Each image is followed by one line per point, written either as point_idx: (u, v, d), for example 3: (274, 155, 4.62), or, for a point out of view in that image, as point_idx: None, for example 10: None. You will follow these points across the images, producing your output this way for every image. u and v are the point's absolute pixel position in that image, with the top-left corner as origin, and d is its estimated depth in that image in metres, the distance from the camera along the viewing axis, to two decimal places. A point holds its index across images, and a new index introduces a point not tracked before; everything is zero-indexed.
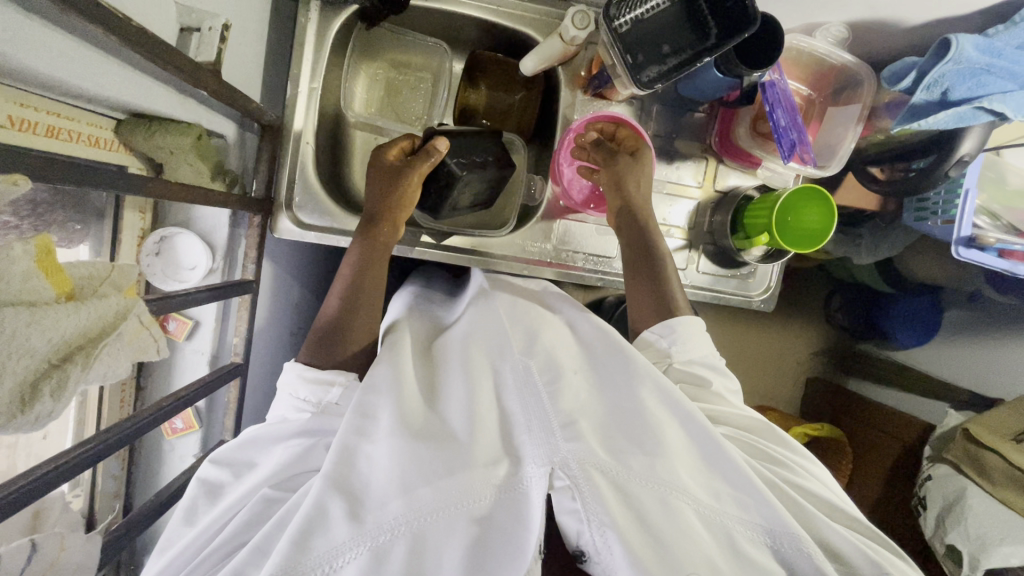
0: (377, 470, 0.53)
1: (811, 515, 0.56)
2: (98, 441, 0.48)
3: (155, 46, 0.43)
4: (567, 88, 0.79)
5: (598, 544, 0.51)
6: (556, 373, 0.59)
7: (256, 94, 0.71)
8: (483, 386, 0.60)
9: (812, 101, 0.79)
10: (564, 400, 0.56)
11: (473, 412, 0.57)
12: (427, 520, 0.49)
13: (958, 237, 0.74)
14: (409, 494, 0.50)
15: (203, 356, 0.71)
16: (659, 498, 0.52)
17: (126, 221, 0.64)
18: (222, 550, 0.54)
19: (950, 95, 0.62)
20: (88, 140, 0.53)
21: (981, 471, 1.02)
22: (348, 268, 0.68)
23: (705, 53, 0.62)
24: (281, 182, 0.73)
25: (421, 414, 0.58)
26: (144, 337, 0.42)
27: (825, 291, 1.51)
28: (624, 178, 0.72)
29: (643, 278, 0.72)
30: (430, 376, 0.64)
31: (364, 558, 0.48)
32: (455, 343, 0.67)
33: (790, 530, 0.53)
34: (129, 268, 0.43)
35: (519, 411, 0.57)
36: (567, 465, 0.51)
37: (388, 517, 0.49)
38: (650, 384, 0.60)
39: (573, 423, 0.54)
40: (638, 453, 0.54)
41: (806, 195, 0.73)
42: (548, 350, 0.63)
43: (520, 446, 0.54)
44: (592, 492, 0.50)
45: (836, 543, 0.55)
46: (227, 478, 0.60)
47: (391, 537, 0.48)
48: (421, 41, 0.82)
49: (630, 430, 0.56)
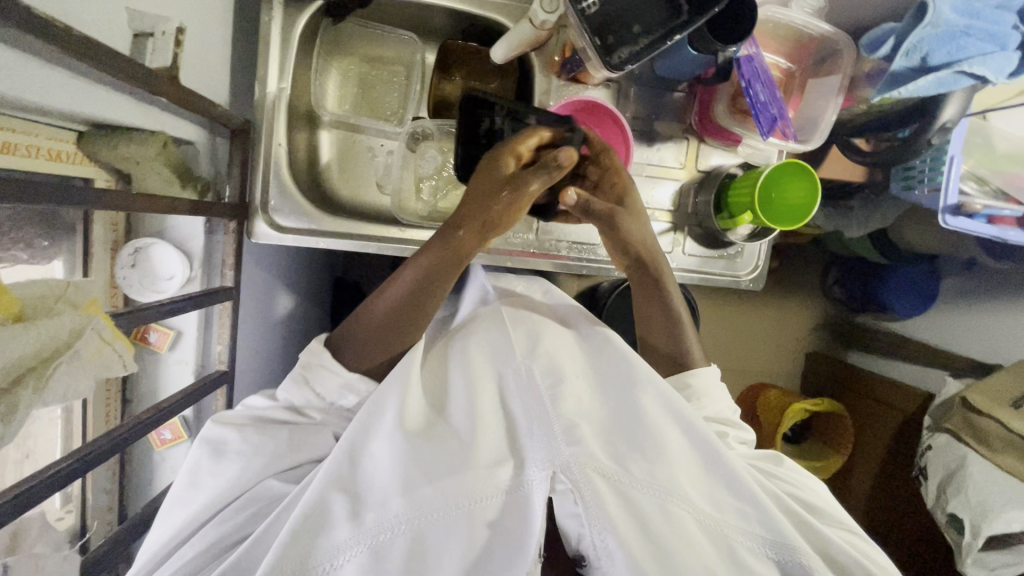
0: (378, 472, 0.55)
1: (807, 519, 0.58)
2: (65, 463, 0.46)
3: (98, 54, 0.42)
4: (542, 74, 0.77)
5: (599, 545, 0.55)
6: (558, 378, 0.61)
7: (224, 97, 0.70)
8: (488, 396, 0.61)
9: (792, 75, 0.77)
10: (565, 404, 0.58)
11: (478, 418, 0.59)
12: (427, 519, 0.52)
13: (946, 205, 0.73)
14: (413, 492, 0.53)
15: (188, 366, 0.71)
16: (657, 501, 0.54)
17: (96, 234, 0.62)
18: (221, 544, 0.57)
19: (928, 61, 0.61)
20: (49, 154, 0.52)
21: (980, 438, 1.02)
22: (404, 281, 0.63)
23: (675, 32, 0.60)
24: (255, 185, 0.72)
25: (422, 418, 0.60)
26: (107, 353, 0.42)
27: (822, 266, 1.49)
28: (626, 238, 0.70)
29: (656, 319, 0.73)
30: (435, 381, 0.65)
31: (365, 555, 0.51)
32: (456, 347, 0.67)
33: (786, 539, 0.55)
34: (88, 285, 0.42)
35: (522, 415, 0.59)
36: (568, 470, 0.54)
37: (391, 514, 0.52)
38: (653, 390, 0.60)
39: (574, 428, 0.56)
40: (637, 458, 0.56)
41: (789, 171, 0.71)
42: (550, 354, 0.64)
43: (522, 448, 0.57)
44: (592, 496, 0.53)
45: (829, 547, 0.57)
46: (231, 437, 0.60)
47: (391, 535, 0.51)
48: (391, 35, 0.80)
49: (632, 435, 0.58)
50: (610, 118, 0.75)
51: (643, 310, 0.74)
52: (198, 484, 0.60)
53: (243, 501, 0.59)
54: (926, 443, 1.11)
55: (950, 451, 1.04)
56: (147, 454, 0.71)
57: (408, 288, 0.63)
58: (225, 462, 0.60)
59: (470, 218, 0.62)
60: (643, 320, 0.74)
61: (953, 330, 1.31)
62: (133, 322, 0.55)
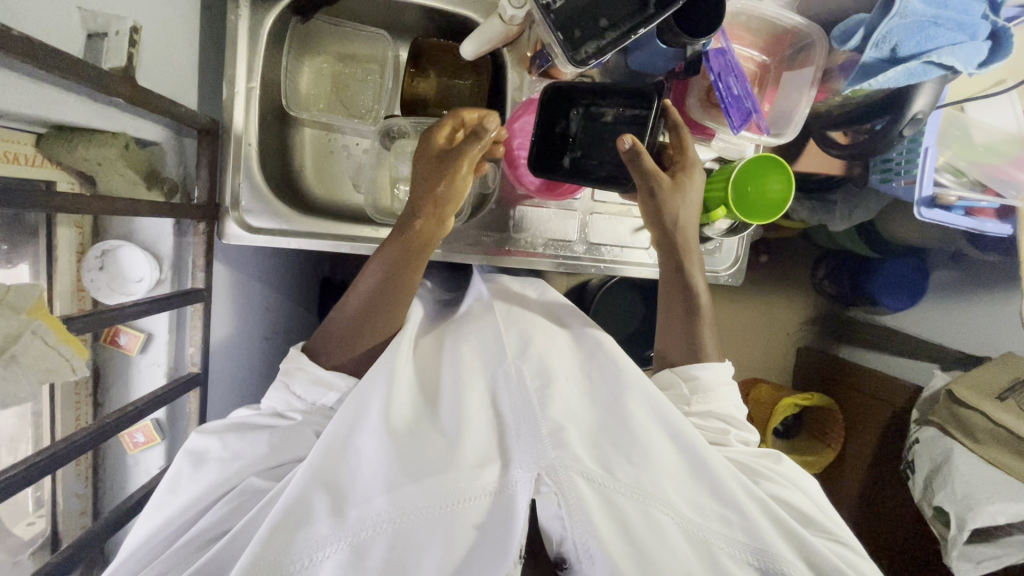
0: (364, 466, 0.54)
1: (795, 530, 0.55)
2: (19, 468, 0.46)
3: (39, 54, 0.41)
4: (515, 70, 0.77)
5: (580, 550, 0.51)
6: (547, 381, 0.61)
7: (192, 98, 0.69)
8: (476, 401, 0.61)
9: (767, 67, 0.77)
10: (553, 406, 0.58)
11: (466, 420, 0.58)
12: (410, 519, 0.50)
13: (921, 198, 0.73)
14: (395, 490, 0.51)
15: (159, 369, 0.70)
16: (642, 508, 0.53)
17: (60, 239, 0.61)
18: (196, 544, 0.55)
19: (898, 52, 0.60)
20: (8, 157, 0.51)
21: (965, 431, 1.01)
22: (371, 276, 0.64)
23: (642, 25, 0.60)
24: (225, 186, 0.71)
25: (409, 417, 0.59)
26: (52, 357, 0.42)
27: (812, 260, 1.49)
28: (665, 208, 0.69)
29: (677, 303, 0.72)
30: (429, 385, 0.65)
31: (343, 553, 0.48)
32: (449, 346, 0.69)
33: (772, 550, 0.52)
34: (28, 288, 0.42)
35: (511, 418, 0.58)
36: (553, 471, 0.52)
37: (372, 513, 0.50)
38: (639, 396, 0.61)
39: (561, 430, 0.55)
40: (622, 461, 0.55)
41: (760, 164, 0.70)
42: (540, 357, 0.65)
43: (510, 451, 0.56)
44: (576, 500, 0.51)
45: (817, 558, 0.54)
46: (213, 445, 0.60)
47: (372, 534, 0.49)
48: (363, 32, 0.81)
49: (618, 439, 0.57)
50: None
51: (666, 290, 0.74)
52: (181, 487, 0.59)
53: (223, 500, 0.57)
54: (914, 436, 1.10)
55: (937, 445, 1.04)
56: (120, 458, 0.71)
57: (374, 284, 0.64)
58: (202, 471, 0.59)
59: (422, 205, 0.65)
60: (665, 300, 0.74)
61: (942, 324, 1.30)
62: (94, 326, 0.54)
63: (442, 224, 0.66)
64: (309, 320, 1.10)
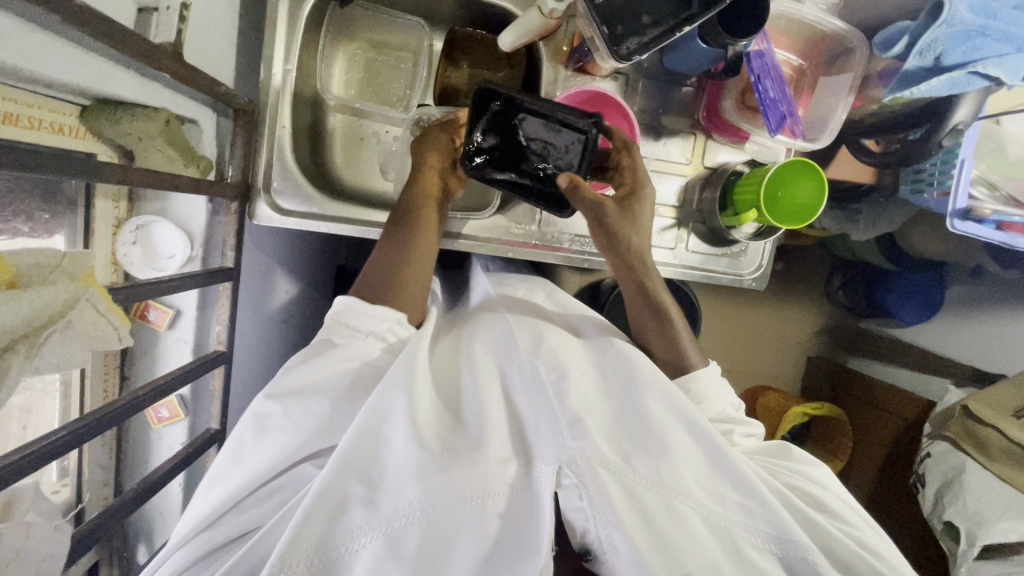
0: (392, 455, 0.53)
1: (807, 514, 0.56)
2: (56, 437, 0.46)
3: (96, 23, 0.41)
4: (550, 64, 0.76)
5: (604, 541, 0.52)
6: (562, 374, 0.60)
7: (229, 77, 0.69)
8: (493, 390, 0.61)
9: (803, 71, 0.76)
10: (571, 398, 0.57)
11: (485, 414, 0.57)
12: (441, 508, 0.49)
13: (953, 209, 0.72)
14: (425, 479, 0.50)
15: (186, 345, 0.71)
16: (667, 500, 0.53)
17: (98, 212, 0.62)
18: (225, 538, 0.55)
19: (942, 61, 0.60)
20: (53, 128, 0.52)
21: (981, 450, 1.01)
22: (395, 246, 0.67)
23: (686, 23, 0.60)
24: (259, 166, 0.71)
25: (432, 412, 0.59)
26: (101, 325, 0.42)
27: (827, 270, 1.48)
28: (620, 237, 0.68)
29: (652, 330, 0.70)
30: (443, 380, 0.65)
31: (378, 542, 0.49)
32: (463, 343, 0.69)
33: (794, 536, 0.53)
34: (82, 256, 0.42)
35: (528, 412, 0.58)
36: (574, 463, 0.52)
37: (405, 503, 0.50)
38: (654, 390, 0.60)
39: (581, 421, 0.55)
40: (641, 453, 0.55)
41: (793, 169, 0.71)
42: (554, 352, 0.64)
43: (531, 443, 0.55)
44: (599, 491, 0.51)
45: (831, 541, 0.56)
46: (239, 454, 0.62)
47: (406, 523, 0.49)
48: (399, 21, 0.80)
49: (637, 433, 0.57)
50: (617, 111, 0.75)
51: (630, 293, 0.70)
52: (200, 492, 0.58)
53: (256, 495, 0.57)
54: (925, 450, 1.09)
55: (948, 459, 1.03)
56: (144, 432, 0.71)
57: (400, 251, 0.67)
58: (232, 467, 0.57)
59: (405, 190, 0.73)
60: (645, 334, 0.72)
61: (957, 339, 1.30)
62: (130, 298, 0.54)
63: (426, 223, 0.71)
64: (326, 306, 1.10)
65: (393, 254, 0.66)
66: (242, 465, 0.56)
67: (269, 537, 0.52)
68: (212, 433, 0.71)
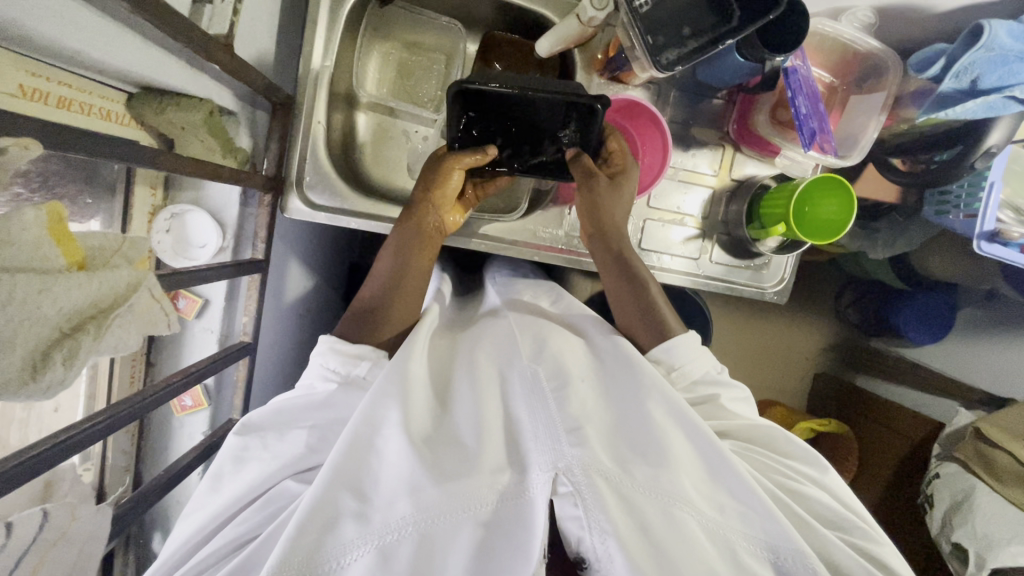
0: (387, 466, 0.52)
1: (816, 529, 0.54)
2: (93, 423, 0.45)
3: (161, 13, 0.42)
4: (584, 72, 0.77)
5: (599, 552, 0.50)
6: (564, 380, 0.58)
7: (269, 71, 0.70)
8: (493, 398, 0.58)
9: (834, 88, 0.76)
10: (571, 404, 0.55)
11: (484, 421, 0.55)
12: (434, 521, 0.48)
13: (981, 231, 0.72)
14: (417, 492, 0.49)
15: (212, 335, 0.71)
16: (663, 508, 0.50)
17: (136, 197, 0.62)
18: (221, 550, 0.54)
19: (978, 84, 0.61)
20: (101, 114, 0.52)
21: (989, 469, 1.01)
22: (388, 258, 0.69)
23: (726, 36, 0.60)
24: (293, 159, 0.72)
25: (428, 421, 0.57)
26: (154, 309, 0.38)
27: (838, 286, 1.48)
28: (601, 204, 0.71)
29: (627, 300, 0.69)
30: (443, 380, 0.63)
31: (371, 556, 0.47)
32: (465, 346, 0.68)
33: (796, 547, 0.50)
34: (142, 241, 0.38)
35: (527, 418, 0.55)
36: (570, 472, 0.50)
37: (397, 516, 0.48)
38: (657, 397, 0.58)
39: (579, 428, 0.53)
40: (639, 462, 0.53)
41: (822, 185, 0.71)
42: (557, 357, 0.61)
43: (526, 453, 0.53)
44: (595, 499, 0.49)
45: (836, 556, 0.53)
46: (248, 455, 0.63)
47: (398, 537, 0.48)
48: (433, 20, 0.81)
49: (637, 443, 0.55)
50: (651, 120, 0.75)
51: (603, 262, 0.73)
52: (206, 499, 0.58)
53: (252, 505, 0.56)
54: (934, 470, 1.10)
55: (957, 482, 1.03)
56: (166, 420, 0.71)
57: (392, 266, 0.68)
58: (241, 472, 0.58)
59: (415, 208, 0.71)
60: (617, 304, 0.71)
61: (962, 360, 1.26)
62: (183, 283, 0.55)
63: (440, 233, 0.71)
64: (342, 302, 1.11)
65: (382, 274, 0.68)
66: (243, 470, 0.58)
67: (260, 551, 0.51)
68: (233, 424, 0.70)
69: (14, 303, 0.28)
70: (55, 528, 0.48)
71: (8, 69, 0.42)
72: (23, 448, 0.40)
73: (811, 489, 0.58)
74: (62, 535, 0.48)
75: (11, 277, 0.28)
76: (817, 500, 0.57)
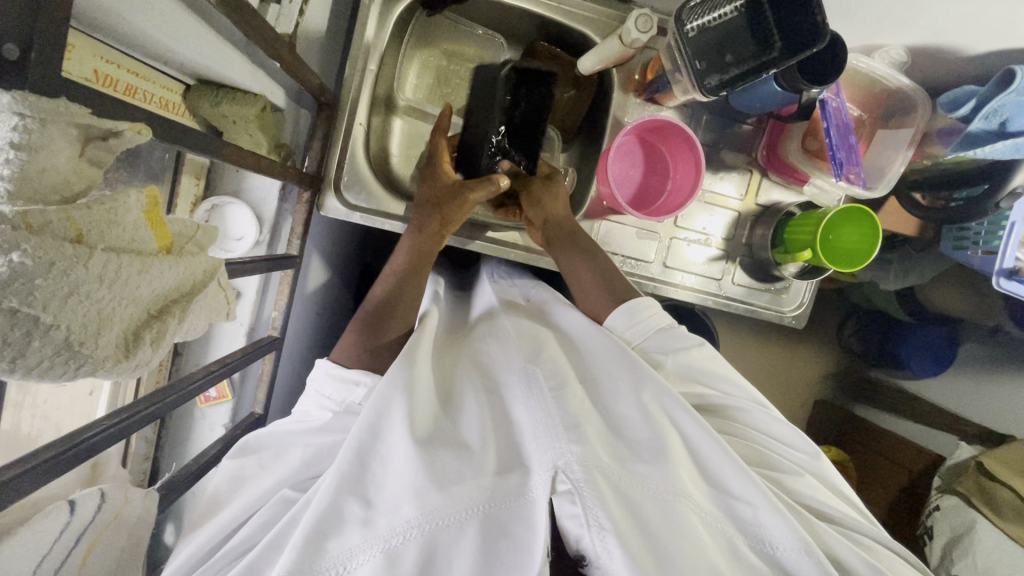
0: (390, 472, 0.51)
1: (809, 518, 0.55)
2: (141, 407, 0.45)
3: (247, 12, 0.43)
4: (620, 91, 0.80)
5: (597, 549, 0.48)
6: (562, 380, 0.58)
7: (316, 72, 0.71)
8: (493, 406, 0.58)
9: (862, 122, 0.78)
10: (569, 403, 0.55)
11: (485, 427, 0.55)
12: (439, 523, 0.47)
13: (1000, 268, 0.72)
14: (422, 496, 0.47)
15: (240, 328, 0.71)
16: (661, 506, 0.50)
17: (181, 186, 0.64)
18: (231, 555, 0.54)
19: (1008, 126, 0.63)
20: (160, 103, 0.53)
21: (990, 503, 0.97)
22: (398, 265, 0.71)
23: (767, 65, 0.62)
24: (332, 159, 0.73)
25: (432, 420, 0.55)
26: (219, 298, 0.38)
27: (840, 317, 1.48)
28: (541, 196, 0.75)
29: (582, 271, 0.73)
30: (445, 380, 0.63)
31: (377, 560, 0.46)
32: (469, 351, 0.67)
33: (795, 536, 0.51)
34: (213, 230, 0.38)
35: (527, 420, 0.54)
36: (570, 468, 0.49)
37: (401, 520, 0.47)
38: (651, 391, 0.58)
39: (577, 425, 0.52)
40: (640, 460, 0.53)
41: (848, 215, 0.73)
42: (554, 359, 0.61)
43: (527, 454, 0.52)
44: (593, 495, 0.48)
45: (832, 547, 0.54)
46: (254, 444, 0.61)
47: (402, 540, 0.46)
48: (472, 30, 0.84)
49: (634, 440, 0.55)
50: (685, 142, 0.76)
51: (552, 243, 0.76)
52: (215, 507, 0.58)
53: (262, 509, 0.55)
54: (933, 503, 1.06)
55: (959, 514, 1.00)
56: (189, 410, 0.71)
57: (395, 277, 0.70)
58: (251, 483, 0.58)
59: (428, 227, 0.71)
60: (575, 282, 0.74)
61: (962, 394, 1.26)
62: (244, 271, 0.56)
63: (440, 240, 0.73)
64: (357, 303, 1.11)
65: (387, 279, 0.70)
66: (243, 488, 0.58)
67: (265, 556, 0.51)
68: (256, 418, 0.70)
69: (119, 284, 0.29)
70: (110, 511, 0.44)
71: (85, 55, 0.43)
72: (83, 426, 0.40)
73: (802, 483, 0.59)
74: (116, 518, 0.44)
75: (117, 257, 0.28)
76: (811, 496, 0.58)
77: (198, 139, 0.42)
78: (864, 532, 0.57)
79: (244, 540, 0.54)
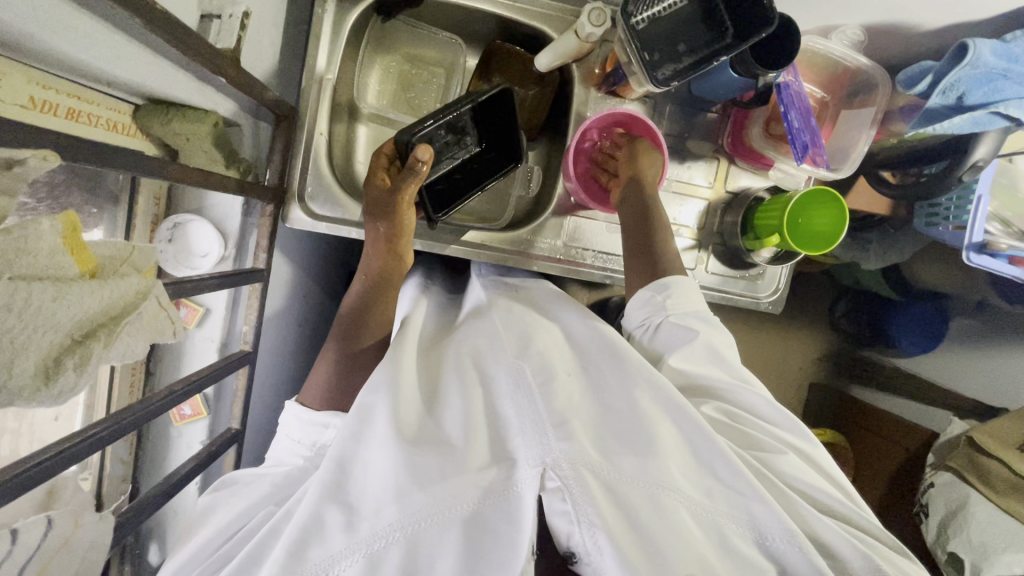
0: (373, 477, 0.50)
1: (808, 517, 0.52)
2: (104, 425, 0.45)
3: (180, 34, 0.43)
4: (581, 85, 0.79)
5: (588, 545, 0.48)
6: (550, 376, 0.56)
7: (273, 84, 0.71)
8: (479, 396, 0.57)
9: (826, 104, 0.78)
10: (557, 400, 0.54)
11: (471, 420, 0.54)
12: (421, 525, 0.47)
13: (969, 242, 0.73)
14: (403, 499, 0.47)
15: (212, 344, 0.71)
16: (649, 497, 0.49)
17: (140, 207, 0.64)
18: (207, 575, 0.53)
19: (966, 99, 0.63)
20: (109, 124, 0.52)
21: (982, 478, 0.95)
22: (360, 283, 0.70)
23: (720, 53, 0.62)
24: (294, 171, 0.73)
25: (417, 419, 0.55)
26: (161, 318, 0.38)
27: (830, 296, 1.43)
28: (638, 156, 0.75)
29: (636, 233, 0.73)
30: (431, 379, 0.61)
31: (360, 565, 0.46)
32: (454, 345, 0.66)
33: (784, 527, 0.49)
34: (150, 250, 0.39)
35: (513, 414, 0.53)
36: (559, 466, 0.48)
37: (383, 523, 0.47)
38: (644, 384, 0.57)
39: (565, 422, 0.51)
40: (627, 454, 0.51)
41: (817, 198, 0.73)
42: (542, 353, 0.60)
43: (512, 448, 0.51)
44: (582, 492, 0.48)
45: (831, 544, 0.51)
46: (239, 477, 0.62)
47: (386, 544, 0.46)
48: (433, 35, 0.82)
49: (623, 431, 0.53)
50: (648, 135, 0.78)
51: (626, 201, 0.75)
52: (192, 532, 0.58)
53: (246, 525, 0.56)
54: (928, 480, 1.05)
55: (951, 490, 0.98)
56: (166, 428, 0.72)
57: (361, 291, 0.69)
58: (232, 499, 0.58)
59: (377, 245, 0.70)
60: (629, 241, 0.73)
61: (952, 370, 1.26)
62: (215, 284, 0.56)
63: (400, 258, 0.71)
64: None
65: (353, 295, 0.70)
66: (214, 517, 0.58)
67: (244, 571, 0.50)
68: (232, 433, 0.70)
69: (31, 311, 0.29)
70: (61, 537, 0.45)
71: (19, 81, 0.43)
72: (35, 452, 0.40)
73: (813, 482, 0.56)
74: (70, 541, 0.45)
75: (28, 285, 0.29)
76: (817, 495, 0.55)
77: (136, 160, 0.42)
78: (869, 527, 0.54)
79: (218, 566, 0.54)
